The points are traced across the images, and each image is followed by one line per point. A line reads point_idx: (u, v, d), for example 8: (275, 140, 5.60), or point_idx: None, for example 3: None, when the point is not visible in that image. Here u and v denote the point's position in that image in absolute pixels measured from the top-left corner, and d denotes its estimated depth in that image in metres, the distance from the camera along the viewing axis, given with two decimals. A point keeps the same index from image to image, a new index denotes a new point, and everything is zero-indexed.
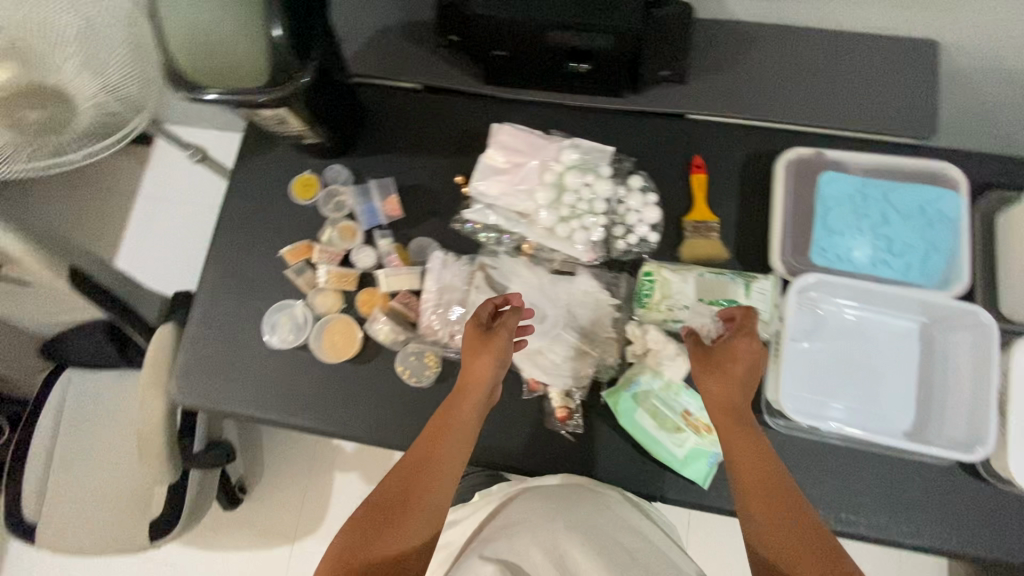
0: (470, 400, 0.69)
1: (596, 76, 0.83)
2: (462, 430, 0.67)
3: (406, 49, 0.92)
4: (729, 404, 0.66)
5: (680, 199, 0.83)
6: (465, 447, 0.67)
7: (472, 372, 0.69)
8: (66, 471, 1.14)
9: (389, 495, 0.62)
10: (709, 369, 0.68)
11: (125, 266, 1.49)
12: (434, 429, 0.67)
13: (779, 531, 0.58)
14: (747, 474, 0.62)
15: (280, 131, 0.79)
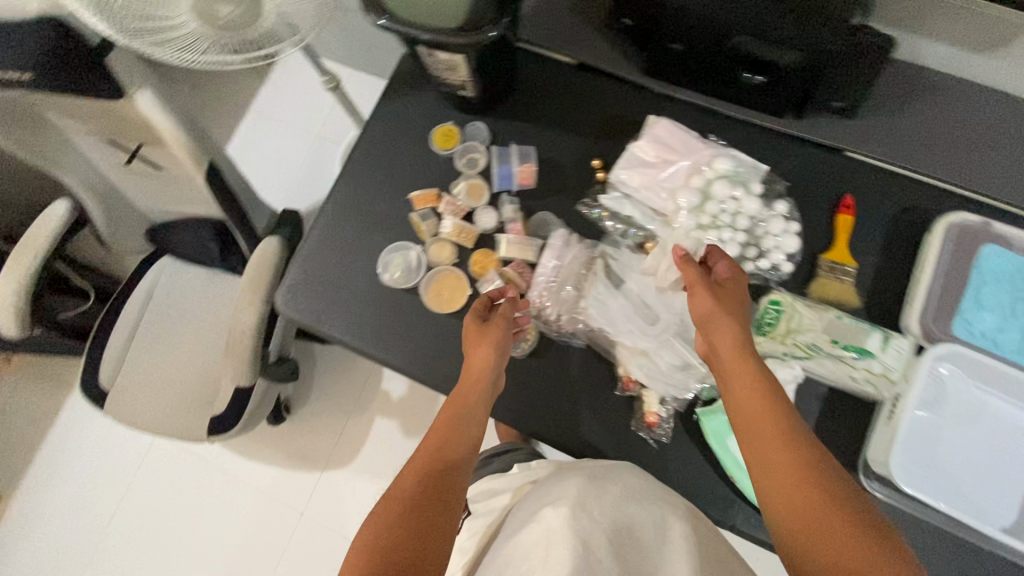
0: (475, 384, 0.70)
1: (767, 91, 0.80)
2: (471, 414, 0.68)
3: (572, 21, 0.90)
4: (732, 349, 0.63)
5: (820, 234, 0.81)
6: (474, 427, 0.67)
7: (482, 353, 0.72)
8: (145, 350, 1.20)
9: (409, 488, 0.59)
10: (714, 313, 0.66)
11: (235, 160, 1.67)
12: (444, 420, 0.67)
13: (806, 482, 0.53)
14: (748, 414, 0.59)
15: (442, 76, 0.79)
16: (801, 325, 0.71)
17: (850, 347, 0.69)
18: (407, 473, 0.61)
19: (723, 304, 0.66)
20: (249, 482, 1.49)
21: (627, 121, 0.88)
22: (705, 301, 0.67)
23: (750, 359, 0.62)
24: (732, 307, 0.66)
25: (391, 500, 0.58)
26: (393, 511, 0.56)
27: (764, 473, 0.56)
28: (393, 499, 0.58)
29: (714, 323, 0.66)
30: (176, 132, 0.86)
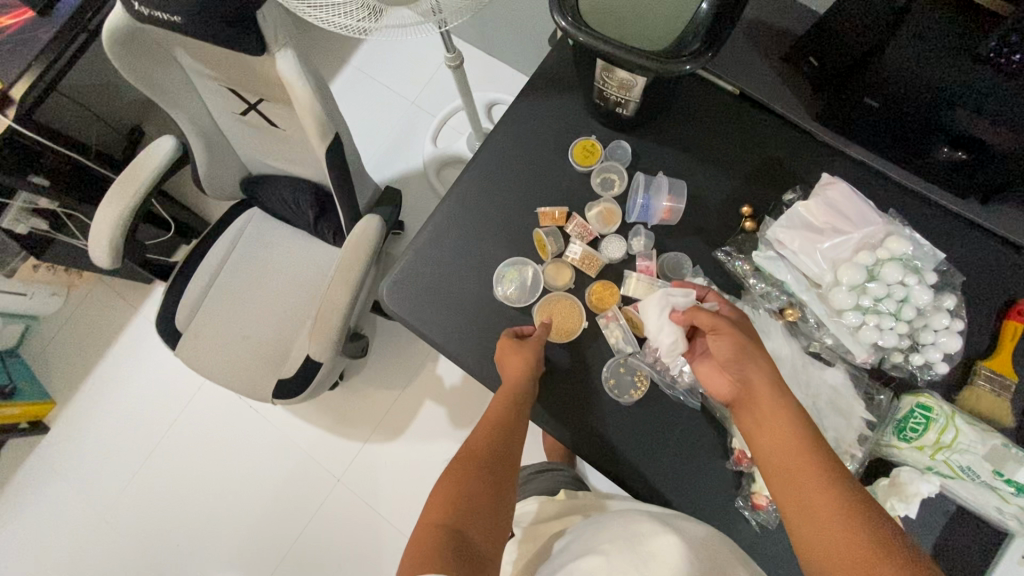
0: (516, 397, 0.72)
1: (962, 170, 0.70)
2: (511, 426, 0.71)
3: (745, 48, 0.81)
4: (759, 387, 0.61)
5: (981, 340, 0.73)
6: (515, 437, 0.72)
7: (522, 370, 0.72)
8: (220, 298, 1.19)
9: (461, 494, 0.64)
10: (742, 349, 0.63)
11: (336, 96, 1.64)
12: (486, 428, 0.72)
13: (840, 524, 0.54)
14: (778, 465, 0.59)
15: (604, 89, 0.73)
16: (959, 442, 0.64)
17: (1013, 482, 0.62)
18: (456, 480, 0.66)
19: (745, 338, 0.64)
20: (291, 437, 1.51)
21: (785, 169, 0.80)
22: (732, 338, 0.64)
23: (786, 398, 0.61)
24: (753, 340, 0.64)
25: (444, 504, 0.63)
26: (444, 515, 0.62)
27: (798, 512, 0.56)
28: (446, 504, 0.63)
29: (742, 362, 0.63)
30: (307, 98, 0.82)
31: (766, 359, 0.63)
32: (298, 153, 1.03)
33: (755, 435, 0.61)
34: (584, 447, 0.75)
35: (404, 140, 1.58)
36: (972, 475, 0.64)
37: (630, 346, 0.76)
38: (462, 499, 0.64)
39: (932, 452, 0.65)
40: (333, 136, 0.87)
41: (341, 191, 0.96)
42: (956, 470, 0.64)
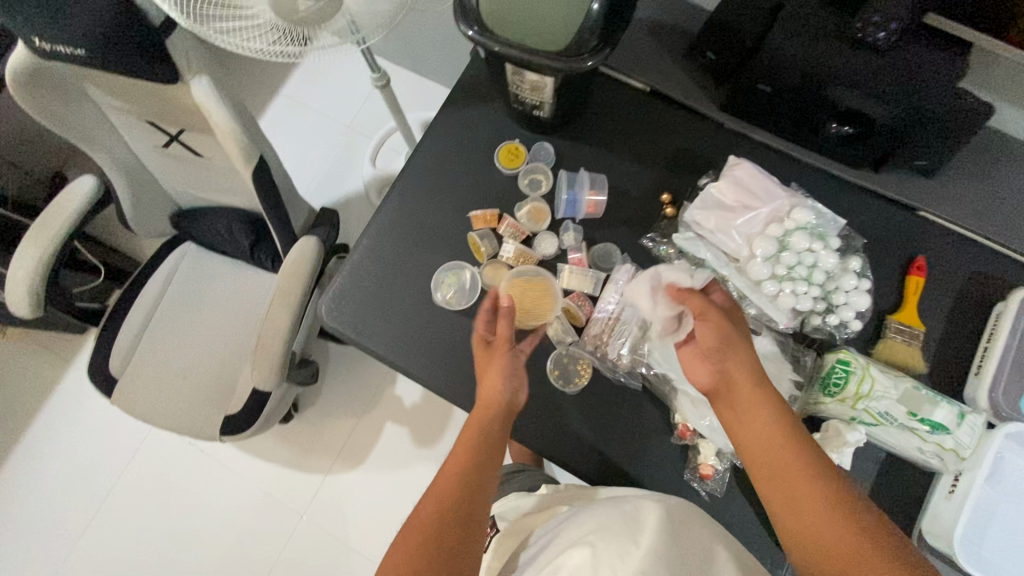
0: (494, 406, 0.69)
1: (852, 142, 0.77)
2: (490, 437, 0.67)
3: (649, 49, 0.87)
4: (741, 374, 0.64)
5: (889, 295, 0.79)
6: (497, 448, 0.67)
7: (500, 376, 0.70)
8: (160, 339, 1.14)
9: (434, 516, 0.60)
10: (727, 339, 0.65)
11: (265, 133, 1.63)
12: (466, 440, 0.67)
13: (813, 495, 0.57)
14: (765, 464, 0.61)
15: (521, 94, 0.76)
16: (875, 390, 0.69)
17: (927, 420, 0.67)
18: (429, 501, 0.62)
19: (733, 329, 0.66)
20: (249, 478, 1.45)
21: (698, 156, 0.85)
22: (717, 325, 0.66)
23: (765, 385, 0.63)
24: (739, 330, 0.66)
25: (416, 529, 0.59)
26: (417, 544, 0.57)
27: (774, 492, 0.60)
28: (419, 530, 0.59)
29: (729, 350, 0.65)
30: (227, 124, 0.81)
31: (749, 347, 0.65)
32: (226, 181, 1.01)
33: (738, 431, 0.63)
34: (536, 440, 0.76)
35: (340, 166, 1.58)
36: (891, 419, 0.68)
37: (570, 335, 0.79)
38: (438, 519, 0.59)
39: (854, 403, 0.69)
40: (258, 159, 0.87)
41: (273, 214, 0.96)
42: (877, 418, 0.69)
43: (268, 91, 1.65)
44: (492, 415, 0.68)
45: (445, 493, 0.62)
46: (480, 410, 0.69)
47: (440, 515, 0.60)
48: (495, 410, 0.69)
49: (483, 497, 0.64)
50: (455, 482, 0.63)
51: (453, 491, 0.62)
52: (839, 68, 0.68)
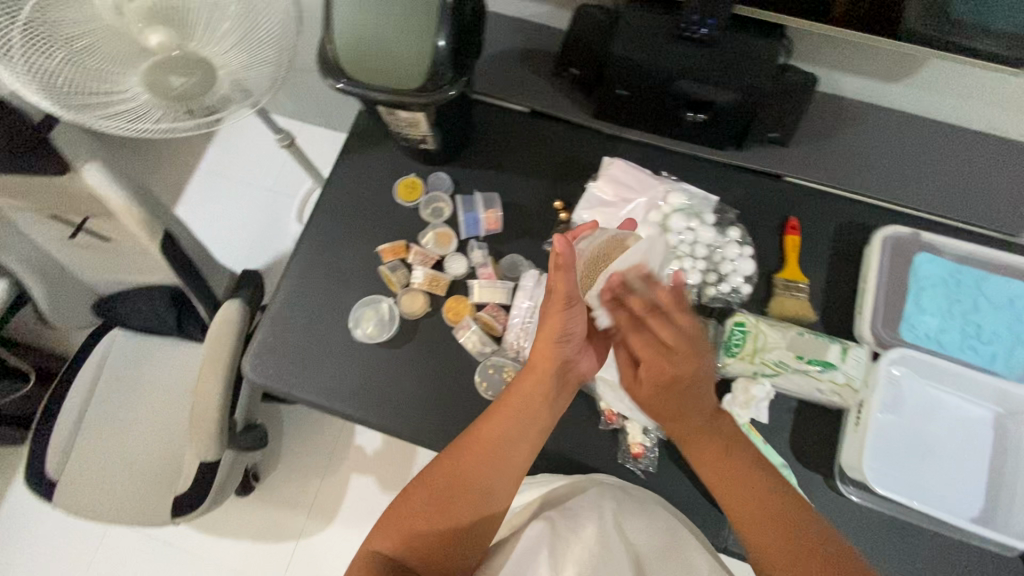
0: (543, 376, 0.65)
1: (709, 127, 0.85)
2: (532, 410, 0.64)
3: (519, 72, 0.93)
4: (690, 387, 0.58)
5: (772, 256, 0.86)
6: (539, 422, 0.64)
7: (551, 343, 0.64)
8: (98, 431, 1.12)
9: (456, 480, 0.60)
10: (672, 384, 0.58)
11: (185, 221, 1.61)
12: (504, 410, 0.64)
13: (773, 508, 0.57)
14: (714, 464, 0.60)
15: (403, 132, 0.81)
16: (767, 343, 0.77)
17: (815, 360, 0.76)
18: (453, 464, 0.61)
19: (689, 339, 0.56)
20: (218, 560, 1.39)
21: (582, 161, 0.92)
22: (672, 369, 0.57)
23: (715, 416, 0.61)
24: (696, 344, 0.56)
25: (435, 487, 0.60)
26: (434, 503, 0.59)
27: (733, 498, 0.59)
28: (436, 491, 0.60)
29: (677, 366, 0.57)
30: (125, 203, 0.84)
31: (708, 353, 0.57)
32: (139, 260, 1.02)
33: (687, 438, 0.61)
34: None
35: (267, 228, 1.60)
36: (787, 365, 0.76)
37: (489, 346, 0.82)
38: (451, 486, 0.60)
39: (752, 358, 0.76)
40: (164, 234, 0.89)
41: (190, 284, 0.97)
42: (774, 367, 0.76)
43: (183, 169, 1.66)
44: (538, 385, 0.64)
45: (472, 458, 0.61)
46: (528, 377, 0.65)
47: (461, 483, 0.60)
48: (543, 379, 0.65)
49: (515, 469, 0.62)
50: (481, 448, 0.62)
51: (481, 461, 0.61)
52: (679, 65, 0.75)
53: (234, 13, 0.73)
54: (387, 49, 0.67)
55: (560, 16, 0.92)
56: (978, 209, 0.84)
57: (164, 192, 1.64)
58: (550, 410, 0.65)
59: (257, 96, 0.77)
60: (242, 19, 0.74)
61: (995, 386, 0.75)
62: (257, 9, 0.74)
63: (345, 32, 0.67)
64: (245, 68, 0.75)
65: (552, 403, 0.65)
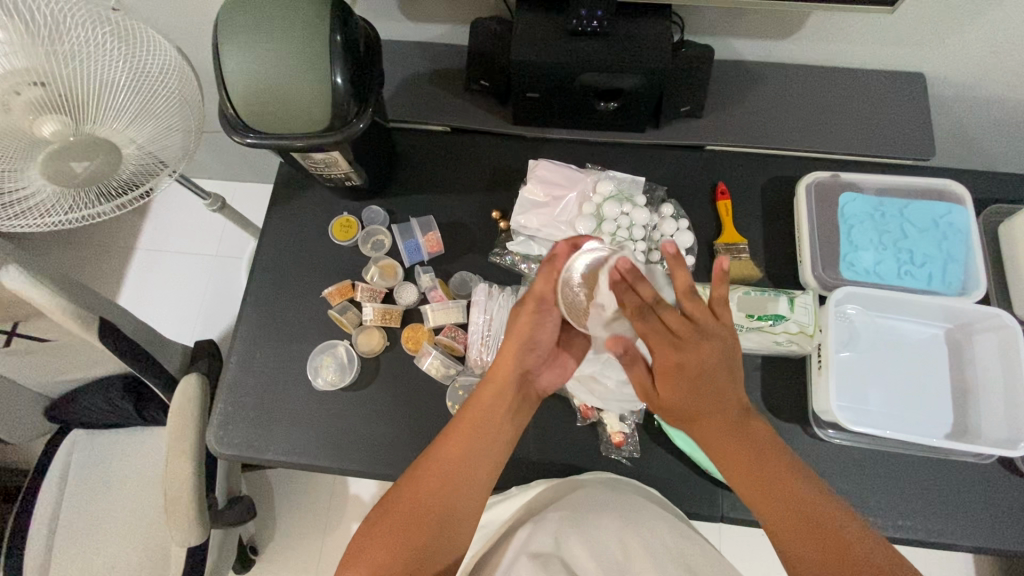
0: (501, 390, 0.64)
1: (624, 114, 0.86)
2: (491, 428, 0.63)
3: (430, 92, 0.93)
4: (701, 380, 0.58)
5: (710, 224, 0.88)
6: (498, 441, 0.63)
7: (518, 353, 0.65)
8: (72, 542, 1.06)
9: (416, 508, 0.58)
10: (696, 379, 0.58)
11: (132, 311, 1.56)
12: (467, 425, 0.62)
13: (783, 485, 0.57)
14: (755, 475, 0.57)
15: (325, 173, 0.81)
16: None
17: (766, 317, 0.78)
18: (414, 492, 0.59)
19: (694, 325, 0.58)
20: None
21: (510, 168, 0.93)
22: (697, 357, 0.57)
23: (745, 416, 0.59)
24: (704, 328, 0.58)
25: (395, 515, 0.58)
26: (396, 531, 0.57)
27: (754, 482, 0.57)
28: (398, 519, 0.58)
29: (687, 353, 0.57)
30: (52, 301, 0.80)
31: (722, 340, 0.58)
32: (84, 356, 0.98)
33: (714, 445, 0.59)
34: None
35: (219, 292, 1.56)
36: (742, 325, 0.78)
37: (453, 366, 0.82)
38: (418, 511, 0.58)
39: None
40: (99, 322, 0.85)
41: (142, 368, 0.93)
42: None
43: (119, 251, 1.60)
44: (499, 398, 0.64)
45: (431, 483, 0.59)
46: (483, 395, 0.64)
47: (422, 508, 0.58)
48: (501, 392, 0.64)
49: (475, 488, 0.61)
50: (438, 474, 0.60)
51: (440, 486, 0.59)
52: (579, 59, 0.76)
53: (128, 90, 0.72)
54: (282, 94, 0.66)
55: (461, 33, 0.93)
56: (888, 142, 0.88)
57: (102, 279, 1.58)
58: (509, 427, 0.64)
59: (172, 162, 0.78)
60: (139, 94, 0.72)
61: (939, 304, 0.78)
62: (150, 81, 0.72)
63: (236, 83, 0.66)
64: (150, 141, 0.75)
65: (510, 418, 0.65)
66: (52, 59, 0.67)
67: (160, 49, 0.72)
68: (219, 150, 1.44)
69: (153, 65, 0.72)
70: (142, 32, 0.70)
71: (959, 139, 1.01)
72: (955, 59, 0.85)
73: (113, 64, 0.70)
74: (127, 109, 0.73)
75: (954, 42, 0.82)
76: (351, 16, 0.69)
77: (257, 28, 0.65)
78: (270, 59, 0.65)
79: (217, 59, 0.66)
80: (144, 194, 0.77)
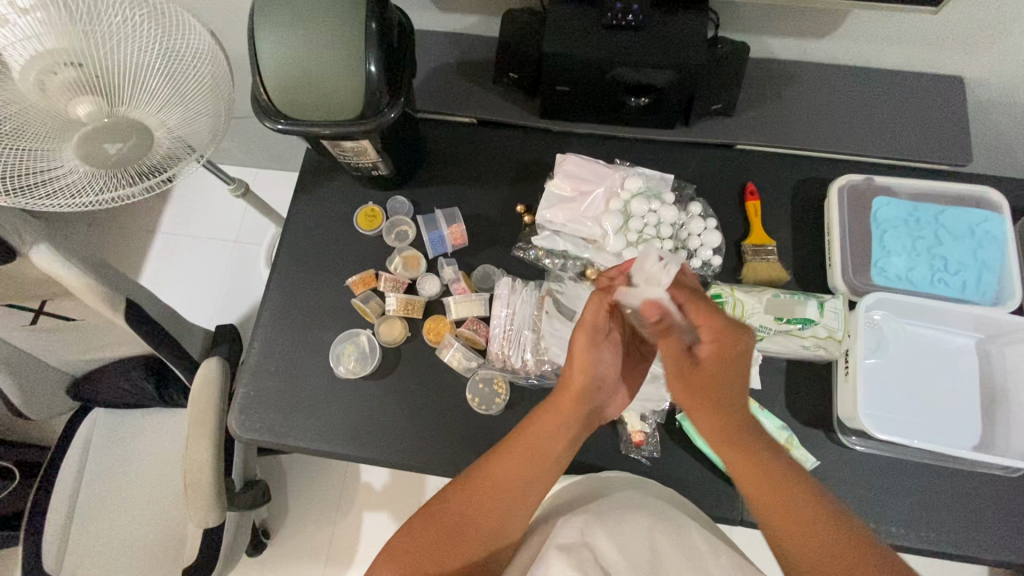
0: (566, 417, 0.61)
1: (654, 109, 0.85)
2: (548, 455, 0.60)
3: (458, 83, 0.92)
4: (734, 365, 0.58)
5: (738, 225, 0.87)
6: (555, 467, 0.61)
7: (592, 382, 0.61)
8: (91, 519, 1.07)
9: (463, 521, 0.57)
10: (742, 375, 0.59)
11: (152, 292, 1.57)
12: (525, 450, 0.60)
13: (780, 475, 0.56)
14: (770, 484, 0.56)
15: (354, 162, 0.81)
16: (746, 310, 0.78)
17: (794, 320, 0.77)
18: (464, 506, 0.58)
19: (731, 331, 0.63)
20: None
21: (536, 162, 0.92)
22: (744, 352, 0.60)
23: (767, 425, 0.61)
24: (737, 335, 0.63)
25: (437, 520, 0.57)
26: (439, 541, 0.56)
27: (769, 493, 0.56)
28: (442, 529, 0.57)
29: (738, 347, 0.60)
30: (82, 280, 0.81)
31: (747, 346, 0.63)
32: (107, 336, 0.99)
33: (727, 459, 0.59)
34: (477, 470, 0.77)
35: (238, 277, 1.57)
36: (769, 328, 0.77)
37: (474, 359, 0.81)
38: (463, 525, 0.57)
39: None
40: (126, 303, 0.87)
41: (164, 350, 0.94)
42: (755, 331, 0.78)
43: (140, 234, 1.62)
44: (561, 423, 0.61)
45: (482, 501, 0.58)
46: (546, 420, 0.61)
47: (470, 521, 0.57)
48: (568, 418, 0.61)
49: (523, 508, 0.59)
50: (492, 493, 0.58)
51: (494, 506, 0.58)
52: (612, 52, 0.75)
53: (162, 73, 0.72)
54: (315, 81, 0.66)
55: (491, 24, 0.93)
56: (923, 147, 0.86)
57: (123, 261, 1.60)
58: (567, 453, 0.62)
59: (200, 147, 0.77)
60: (171, 77, 0.73)
61: (972, 314, 0.76)
62: (184, 64, 0.73)
63: (269, 68, 0.66)
64: (181, 124, 0.75)
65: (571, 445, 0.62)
66: (89, 41, 0.67)
67: (193, 33, 0.72)
68: (242, 136, 1.45)
69: (186, 49, 0.73)
70: (176, 14, 0.71)
71: (993, 145, 0.99)
72: (997, 63, 0.83)
73: (146, 46, 0.70)
74: (159, 92, 0.73)
75: (997, 46, 0.80)
76: (386, 4, 0.68)
77: (294, 13, 0.65)
78: (306, 45, 0.65)
79: (251, 43, 0.66)
80: (169, 178, 0.75)
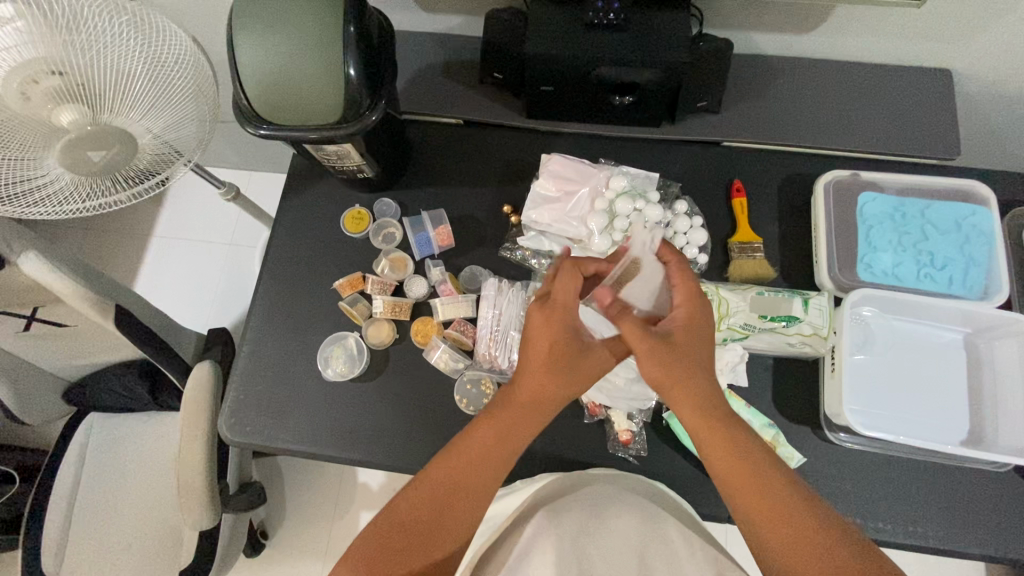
0: (509, 416, 0.61)
1: (639, 107, 0.84)
2: (498, 445, 0.60)
3: (444, 84, 0.92)
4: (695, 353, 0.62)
5: (724, 221, 0.87)
6: (501, 469, 0.60)
7: (547, 383, 0.61)
8: (88, 522, 1.08)
9: (414, 519, 0.57)
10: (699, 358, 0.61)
11: (147, 298, 1.58)
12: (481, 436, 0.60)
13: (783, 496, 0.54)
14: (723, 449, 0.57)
15: (338, 165, 0.81)
16: (731, 308, 0.78)
17: (779, 317, 0.77)
18: (418, 497, 0.58)
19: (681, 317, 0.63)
20: None
21: (523, 162, 0.92)
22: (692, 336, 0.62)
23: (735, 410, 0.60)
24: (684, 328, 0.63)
25: (401, 522, 0.57)
26: (401, 539, 0.56)
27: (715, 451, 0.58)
28: (406, 528, 0.56)
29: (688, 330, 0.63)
30: (70, 287, 0.81)
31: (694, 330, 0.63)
32: (100, 341, 0.99)
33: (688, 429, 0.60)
34: None
35: (233, 281, 1.58)
36: (754, 326, 0.77)
37: (461, 360, 0.82)
38: (422, 518, 0.57)
39: (720, 326, 0.78)
40: (116, 308, 0.87)
41: (156, 354, 0.95)
42: (741, 329, 0.77)
43: (136, 238, 1.63)
44: (511, 416, 0.61)
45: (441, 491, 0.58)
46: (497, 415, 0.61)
47: (425, 517, 0.57)
48: (517, 415, 0.61)
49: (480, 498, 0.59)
50: (439, 487, 0.58)
51: (444, 500, 0.58)
52: (593, 52, 0.74)
53: (144, 78, 0.72)
54: (294, 86, 0.66)
55: (476, 25, 0.92)
56: (910, 142, 0.86)
57: (119, 265, 1.60)
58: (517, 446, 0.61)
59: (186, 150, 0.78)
60: (154, 82, 0.73)
61: (959, 309, 0.76)
62: (166, 69, 0.73)
63: (248, 73, 0.66)
64: (166, 128, 0.76)
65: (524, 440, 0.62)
66: (68, 49, 0.67)
67: (176, 40, 0.72)
68: (233, 139, 1.45)
69: (168, 53, 0.72)
70: (157, 21, 0.70)
71: (982, 139, 0.98)
72: (984, 56, 0.82)
73: (128, 53, 0.70)
74: (142, 97, 0.73)
75: (983, 39, 0.79)
76: (365, 7, 0.68)
77: (270, 19, 0.65)
78: (285, 50, 0.65)
79: (229, 49, 0.67)
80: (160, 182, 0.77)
